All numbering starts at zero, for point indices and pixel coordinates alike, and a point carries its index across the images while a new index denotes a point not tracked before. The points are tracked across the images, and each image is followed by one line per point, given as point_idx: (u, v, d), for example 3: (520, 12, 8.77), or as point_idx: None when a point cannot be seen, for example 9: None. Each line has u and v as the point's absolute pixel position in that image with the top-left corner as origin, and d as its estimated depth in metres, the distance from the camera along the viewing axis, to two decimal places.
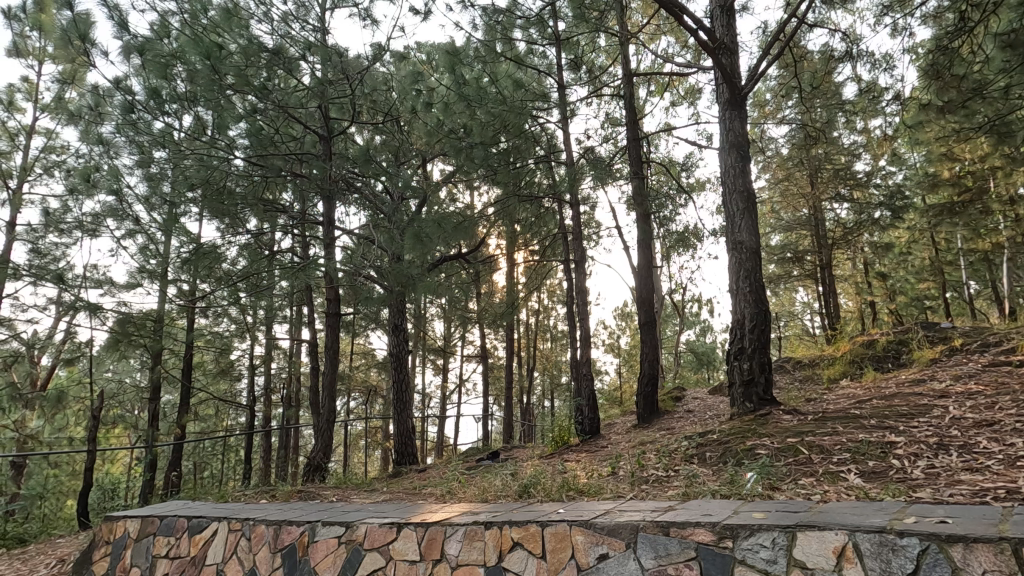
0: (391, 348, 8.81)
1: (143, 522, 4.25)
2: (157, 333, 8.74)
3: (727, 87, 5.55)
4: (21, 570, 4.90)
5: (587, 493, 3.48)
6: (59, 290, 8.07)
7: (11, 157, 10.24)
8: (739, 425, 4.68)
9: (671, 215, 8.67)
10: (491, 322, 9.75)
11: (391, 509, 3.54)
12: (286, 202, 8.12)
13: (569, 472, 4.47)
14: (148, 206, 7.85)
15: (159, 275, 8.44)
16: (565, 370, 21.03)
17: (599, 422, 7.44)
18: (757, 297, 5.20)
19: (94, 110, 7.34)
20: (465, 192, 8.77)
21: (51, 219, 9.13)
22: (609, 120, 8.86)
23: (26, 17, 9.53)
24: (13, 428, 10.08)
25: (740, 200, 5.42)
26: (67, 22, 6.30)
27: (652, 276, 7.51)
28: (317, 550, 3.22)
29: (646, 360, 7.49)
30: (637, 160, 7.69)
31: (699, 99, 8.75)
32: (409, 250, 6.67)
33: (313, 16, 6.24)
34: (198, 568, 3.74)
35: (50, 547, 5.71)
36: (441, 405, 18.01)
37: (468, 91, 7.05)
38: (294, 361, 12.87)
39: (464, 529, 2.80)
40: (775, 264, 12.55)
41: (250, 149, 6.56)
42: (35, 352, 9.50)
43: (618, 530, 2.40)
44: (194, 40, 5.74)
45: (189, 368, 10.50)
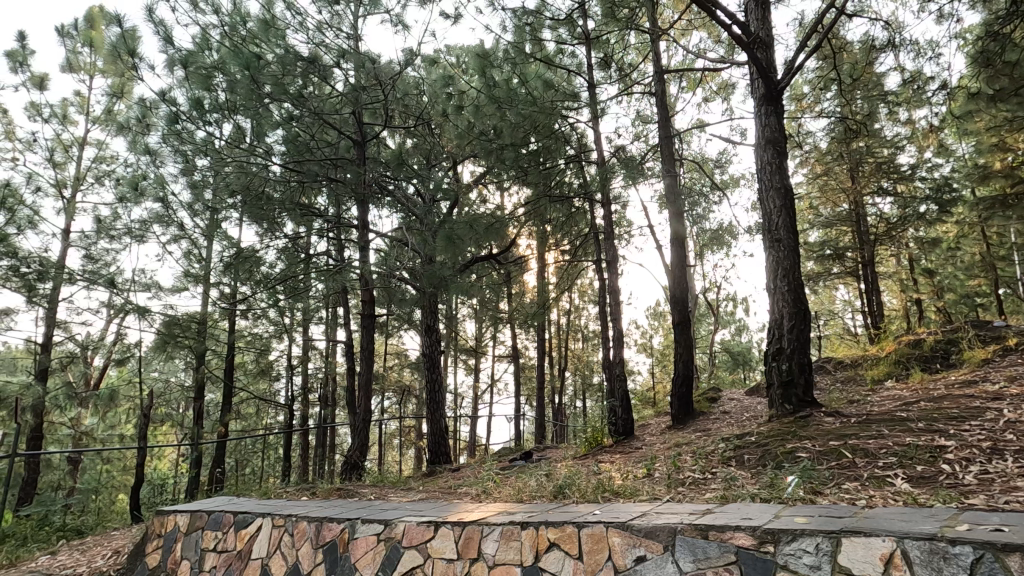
0: (424, 348, 8.91)
1: (193, 517, 4.42)
2: (201, 335, 9.11)
3: (763, 83, 5.43)
4: (80, 561, 5.14)
5: (622, 495, 3.47)
6: (110, 293, 8.49)
7: (65, 168, 10.81)
8: (778, 427, 4.57)
9: (704, 213, 8.54)
10: (523, 323, 9.78)
11: (428, 508, 3.59)
12: (322, 206, 8.30)
13: (605, 473, 4.46)
14: (192, 212, 8.20)
15: (203, 279, 8.79)
16: (597, 370, 20.89)
17: (633, 422, 7.38)
18: (796, 297, 5.06)
19: (142, 123, 7.71)
20: (495, 192, 8.83)
21: (102, 226, 9.60)
22: (640, 117, 8.76)
23: (77, 34, 10.06)
24: (70, 426, 10.66)
25: (777, 197, 5.29)
26: (116, 38, 6.62)
27: (686, 276, 7.41)
28: (357, 548, 3.30)
29: (680, 361, 7.37)
30: (669, 158, 7.58)
31: (733, 93, 8.57)
32: (442, 252, 6.74)
33: (347, 23, 6.40)
34: (245, 563, 3.86)
35: (106, 539, 6.01)
36: (473, 404, 18.13)
37: (498, 93, 7.06)
38: (330, 361, 13.19)
39: (500, 528, 2.82)
40: (814, 262, 12.18)
41: (287, 155, 6.84)
42: (89, 353, 10.04)
43: (655, 533, 2.39)
44: (233, 51, 5.97)
45: (232, 368, 10.87)
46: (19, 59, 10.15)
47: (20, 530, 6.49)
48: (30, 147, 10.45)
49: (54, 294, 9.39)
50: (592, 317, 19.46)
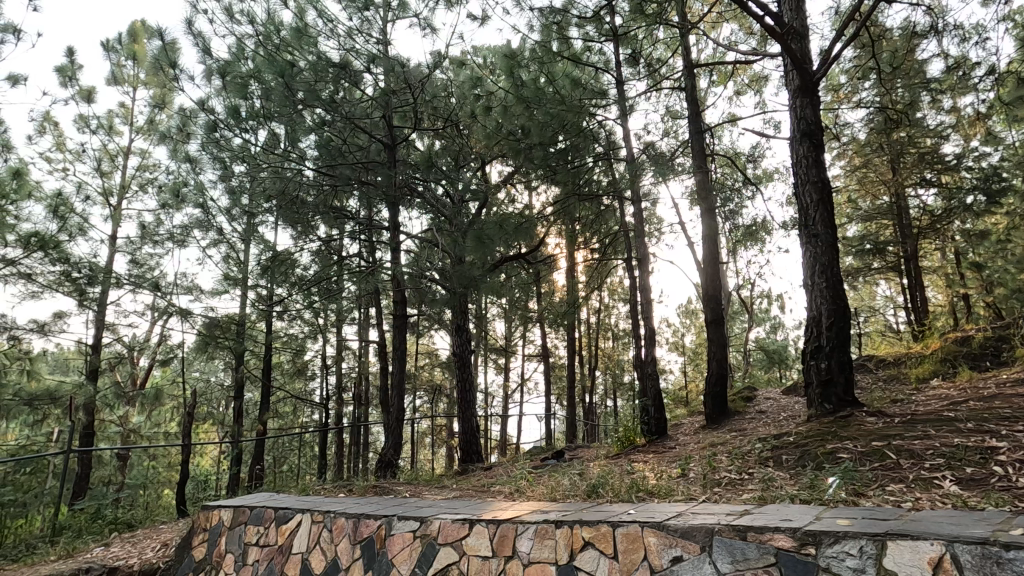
0: (456, 348, 8.99)
1: (235, 512, 4.58)
2: (240, 336, 9.41)
3: (798, 74, 5.30)
4: (131, 552, 5.37)
5: (657, 495, 3.44)
6: (154, 296, 8.86)
7: (112, 176, 11.30)
8: (818, 427, 4.46)
9: (737, 209, 8.37)
10: (554, 322, 9.78)
11: (462, 506, 3.63)
12: (354, 209, 8.43)
13: (638, 473, 4.42)
14: (230, 217, 8.48)
15: (241, 282, 9.08)
16: (628, 369, 20.72)
17: (666, 422, 7.28)
18: (834, 293, 4.92)
19: (182, 132, 8.00)
20: (524, 192, 8.85)
21: (146, 232, 10.01)
22: (670, 112, 8.64)
23: (122, 49, 10.51)
24: (119, 423, 11.15)
25: (814, 191, 5.16)
26: (158, 50, 6.89)
27: (719, 273, 7.27)
28: (394, 544, 3.36)
29: (714, 360, 7.23)
30: (700, 153, 7.45)
31: (766, 85, 8.39)
32: (472, 252, 6.76)
33: (376, 29, 6.52)
34: (286, 557, 3.97)
35: (154, 532, 6.26)
36: (503, 404, 18.21)
37: (526, 93, 7.05)
38: (363, 361, 13.45)
39: (535, 527, 2.84)
40: (853, 257, 11.81)
41: (320, 160, 6.96)
42: (136, 354, 10.50)
43: (692, 533, 2.37)
44: (269, 60, 6.15)
45: (269, 368, 11.18)
46: (69, 74, 10.66)
47: (75, 522, 6.81)
48: (79, 158, 10.97)
49: (102, 298, 9.84)
50: (622, 317, 19.29)
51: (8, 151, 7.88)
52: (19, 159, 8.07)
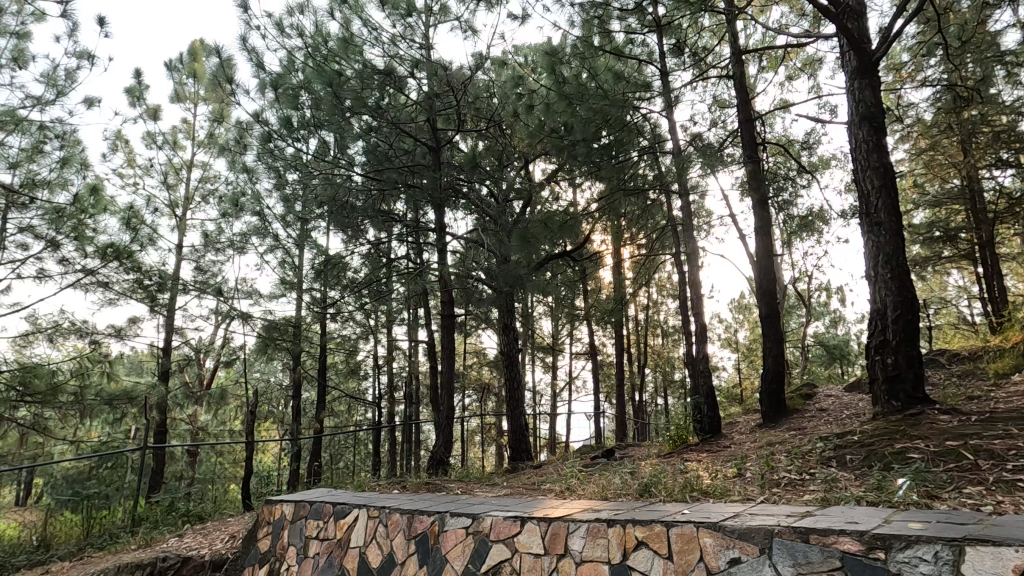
0: (503, 347, 9.04)
1: (296, 506, 4.77)
2: (297, 338, 9.80)
3: (855, 55, 5.04)
4: (203, 543, 5.69)
5: (712, 495, 3.35)
6: (218, 301, 9.38)
7: (177, 189, 11.98)
8: (885, 425, 4.23)
9: (791, 198, 8.04)
10: (601, 319, 9.68)
11: (512, 504, 3.66)
12: (401, 212, 8.59)
13: (692, 472, 4.31)
14: (285, 223, 8.85)
15: (296, 285, 9.45)
16: (679, 366, 20.27)
17: (720, 421, 7.05)
18: (900, 284, 4.66)
19: (239, 144, 8.39)
20: (568, 189, 8.80)
21: (209, 240, 10.56)
22: (717, 102, 8.40)
23: (183, 67, 11.12)
24: (189, 421, 11.84)
25: (875, 177, 4.90)
26: (216, 67, 7.25)
27: (773, 266, 7.00)
28: (447, 540, 3.42)
29: (769, 356, 6.97)
30: (751, 142, 7.19)
31: (820, 68, 8.01)
32: (517, 251, 6.77)
33: (419, 33, 6.64)
34: (344, 551, 4.10)
35: (223, 524, 6.60)
36: (552, 402, 18.17)
37: (569, 89, 6.87)
38: (413, 360, 13.72)
39: (586, 525, 2.83)
40: (920, 245, 11.12)
41: (367, 166, 7.08)
42: (202, 356, 11.10)
43: (750, 535, 2.30)
44: (318, 70, 6.39)
45: (324, 368, 11.58)
46: (137, 94, 11.37)
47: (152, 514, 7.28)
48: (148, 172, 11.69)
49: (172, 303, 10.46)
50: (672, 313, 18.89)
51: (86, 168, 8.49)
52: (96, 175, 8.67)
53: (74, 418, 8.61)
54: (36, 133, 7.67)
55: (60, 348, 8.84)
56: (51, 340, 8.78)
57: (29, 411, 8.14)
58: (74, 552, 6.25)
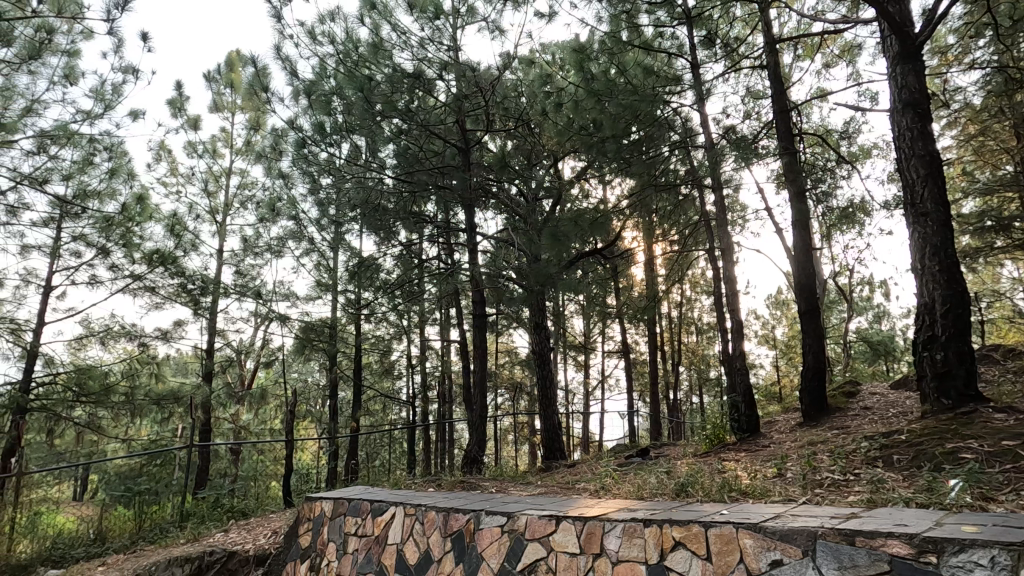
0: (534, 346, 9.04)
1: (336, 503, 4.88)
2: (333, 338, 10.02)
3: (897, 39, 4.86)
4: (247, 538, 5.88)
5: (752, 496, 3.28)
6: (257, 303, 9.68)
7: (217, 196, 12.39)
8: (935, 424, 4.06)
9: (830, 190, 7.79)
10: (633, 317, 9.57)
11: (547, 502, 3.66)
12: (432, 213, 8.67)
13: (730, 472, 4.23)
14: (320, 227, 9.05)
15: (332, 287, 9.67)
16: (714, 364, 19.90)
17: (759, 420, 6.86)
18: (950, 276, 4.46)
19: (275, 151, 8.61)
20: (598, 186, 8.74)
21: (248, 245, 10.89)
22: (751, 93, 8.20)
23: (221, 78, 11.49)
24: (231, 420, 12.24)
25: (921, 165, 4.70)
26: (252, 76, 7.45)
27: (812, 260, 6.80)
28: (483, 538, 3.44)
29: (809, 353, 6.76)
30: (787, 133, 6.99)
31: (859, 54, 7.74)
32: (547, 249, 6.76)
33: (447, 36, 6.69)
34: (382, 548, 4.18)
35: (266, 520, 6.80)
36: (585, 401, 18.08)
37: (597, 86, 6.89)
38: (445, 360, 13.85)
39: (622, 525, 2.80)
40: (971, 236, 10.62)
41: (398, 168, 7.20)
42: (244, 357, 11.48)
43: (792, 536, 2.24)
44: (349, 77, 6.52)
45: (359, 368, 11.79)
46: (178, 105, 11.80)
47: (200, 509, 7.58)
48: (190, 181, 12.13)
49: (214, 306, 10.82)
50: (706, 310, 18.55)
51: (133, 178, 8.87)
52: (142, 185, 9.04)
53: (125, 418, 8.97)
54: (87, 146, 8.04)
55: (112, 350, 9.25)
56: (103, 343, 9.21)
57: (84, 410, 8.55)
58: (128, 546, 6.54)
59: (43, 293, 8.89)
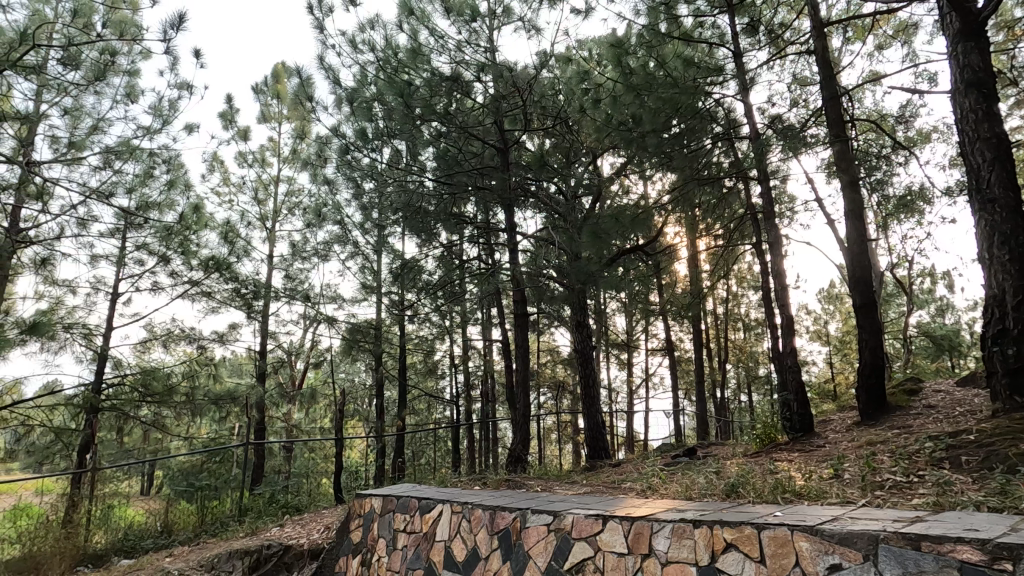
0: (576, 344, 8.98)
1: (385, 500, 4.99)
2: (378, 340, 10.26)
3: (957, 16, 4.60)
4: (302, 533, 6.10)
5: (808, 498, 3.17)
6: (306, 306, 10.02)
7: (266, 203, 12.87)
8: (1008, 424, 3.81)
9: (885, 178, 7.42)
10: (678, 314, 9.39)
11: (593, 501, 3.64)
12: (471, 214, 8.75)
13: (783, 472, 4.10)
14: (363, 230, 9.28)
15: (376, 290, 9.90)
16: (763, 361, 19.30)
17: (812, 419, 6.59)
18: (1021, 266, 4.18)
19: (320, 158, 8.88)
20: (638, 182, 8.61)
21: (296, 250, 11.26)
22: (797, 80, 7.91)
23: (268, 90, 11.93)
24: (284, 419, 12.70)
25: (987, 148, 4.42)
26: (297, 86, 7.71)
27: (867, 252, 6.50)
28: (529, 536, 3.45)
29: (865, 349, 6.48)
30: (838, 120, 6.71)
31: (915, 34, 7.35)
32: (588, 247, 6.71)
33: (484, 37, 6.75)
34: (431, 544, 4.26)
35: (319, 516, 7.03)
36: (629, 400, 17.86)
37: (636, 81, 6.73)
38: (487, 360, 13.96)
39: (671, 526, 2.76)
40: None
41: (438, 171, 7.31)
42: (295, 357, 11.92)
43: (852, 540, 2.16)
44: (390, 82, 6.65)
45: (404, 368, 12.01)
46: (229, 118, 12.33)
47: (256, 504, 7.92)
48: (241, 190, 12.66)
49: (265, 310, 11.26)
50: (753, 305, 18.01)
51: (189, 189, 9.34)
52: (197, 195, 9.51)
53: (186, 417, 9.42)
54: (148, 160, 8.52)
55: (173, 353, 9.76)
56: (165, 346, 9.72)
57: (150, 410, 9.05)
58: (192, 538, 6.91)
59: (110, 300, 9.46)
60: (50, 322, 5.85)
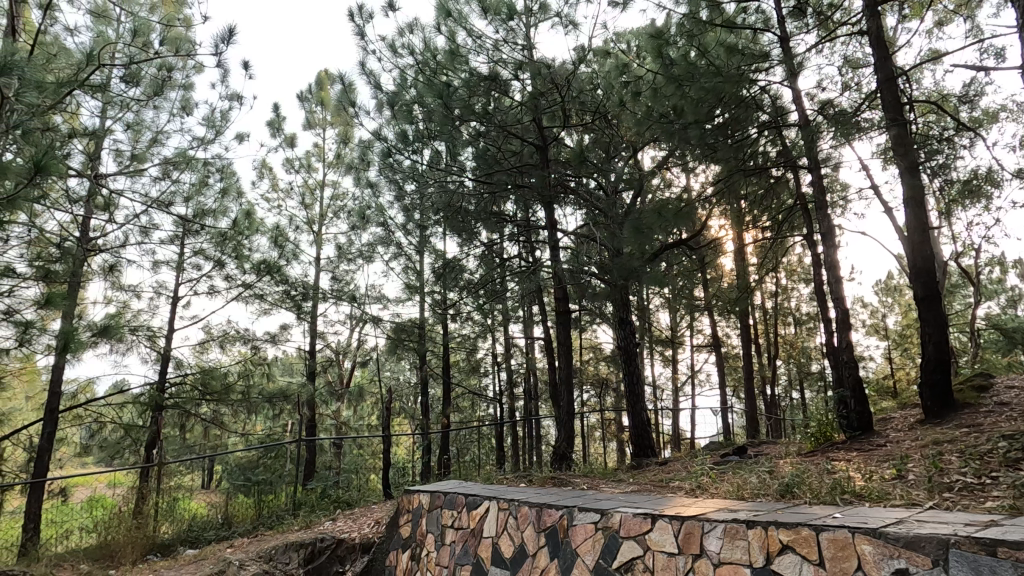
0: (620, 341, 8.88)
1: (432, 496, 5.07)
2: (422, 339, 10.45)
3: None
4: (353, 527, 6.28)
5: (869, 499, 3.04)
6: (353, 306, 10.31)
7: (313, 207, 13.28)
8: None
9: (948, 162, 7.01)
10: (725, 309, 9.15)
11: (641, 500, 3.59)
12: (511, 212, 8.77)
13: (841, 472, 3.94)
14: (406, 231, 9.45)
15: (419, 289, 10.08)
16: (816, 357, 18.58)
17: (871, 417, 6.30)
18: None
19: (362, 162, 9.10)
20: (681, 175, 8.43)
21: (342, 252, 11.57)
22: (848, 62, 7.56)
23: (312, 97, 12.30)
24: (334, 417, 13.09)
25: None
26: (339, 92, 7.91)
27: (929, 241, 6.16)
28: (577, 534, 3.44)
29: (929, 343, 6.14)
30: (894, 103, 6.37)
31: (979, 7, 6.91)
32: (629, 242, 6.61)
33: (521, 35, 6.75)
34: (478, 540, 4.30)
35: (369, 510, 7.21)
36: (674, 397, 17.53)
37: (677, 72, 6.55)
38: (530, 357, 13.99)
39: (723, 526, 2.69)
40: None
41: (478, 170, 7.36)
42: (342, 356, 12.27)
43: (919, 543, 2.05)
44: (429, 84, 6.74)
45: (448, 366, 12.16)
46: (277, 126, 12.78)
47: (309, 499, 8.21)
48: (289, 195, 13.11)
49: (314, 311, 11.62)
50: (804, 299, 17.36)
51: (241, 196, 9.74)
52: (248, 202, 9.91)
53: (242, 414, 9.83)
54: (202, 170, 8.93)
55: (229, 353, 10.20)
56: (221, 346, 10.18)
57: (209, 408, 9.49)
58: (251, 530, 7.22)
59: (171, 303, 9.98)
60: (119, 325, 6.22)
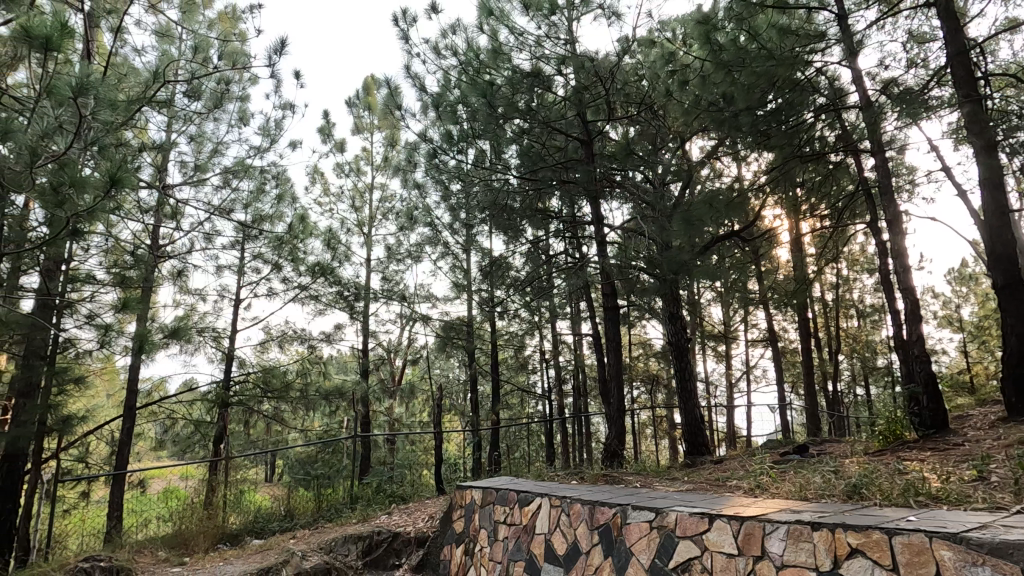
0: (670, 337, 8.67)
1: (484, 492, 5.12)
2: (470, 336, 10.55)
3: None
4: (408, 521, 6.41)
5: (947, 502, 2.85)
6: (403, 305, 10.52)
7: (362, 210, 13.63)
8: None
9: None
10: (782, 303, 8.78)
11: (697, 499, 3.50)
12: (557, 208, 8.72)
13: (914, 473, 3.71)
14: (452, 230, 9.57)
15: (466, 287, 10.18)
16: (882, 351, 17.58)
17: (946, 414, 5.90)
18: None
19: (409, 163, 9.27)
20: (732, 164, 8.15)
21: (391, 253, 11.82)
22: (914, 37, 7.10)
23: (360, 102, 12.60)
24: (386, 414, 13.42)
25: None
26: (386, 96, 8.08)
27: (1009, 225, 5.72)
28: (631, 532, 3.39)
29: (1012, 335, 5.69)
30: (967, 78, 5.94)
31: None
32: (679, 235, 6.43)
33: (563, 30, 6.70)
34: (531, 537, 4.31)
35: (422, 505, 7.34)
36: (729, 394, 16.98)
37: (726, 57, 6.33)
38: (578, 354, 13.88)
39: (786, 527, 2.59)
40: None
41: (523, 167, 7.37)
42: (393, 354, 12.54)
43: (1007, 550, 1.91)
44: (472, 84, 6.79)
45: (496, 363, 12.23)
46: (327, 132, 13.17)
47: (365, 493, 8.44)
48: (340, 198, 13.50)
49: (366, 311, 11.94)
50: (868, 290, 16.44)
51: (295, 201, 10.12)
52: (302, 207, 10.29)
53: (301, 411, 10.21)
54: (259, 177, 9.33)
55: (287, 352, 10.62)
56: (280, 346, 10.61)
57: (270, 404, 9.91)
58: (312, 523, 7.49)
59: (234, 305, 10.48)
60: (187, 327, 6.56)
